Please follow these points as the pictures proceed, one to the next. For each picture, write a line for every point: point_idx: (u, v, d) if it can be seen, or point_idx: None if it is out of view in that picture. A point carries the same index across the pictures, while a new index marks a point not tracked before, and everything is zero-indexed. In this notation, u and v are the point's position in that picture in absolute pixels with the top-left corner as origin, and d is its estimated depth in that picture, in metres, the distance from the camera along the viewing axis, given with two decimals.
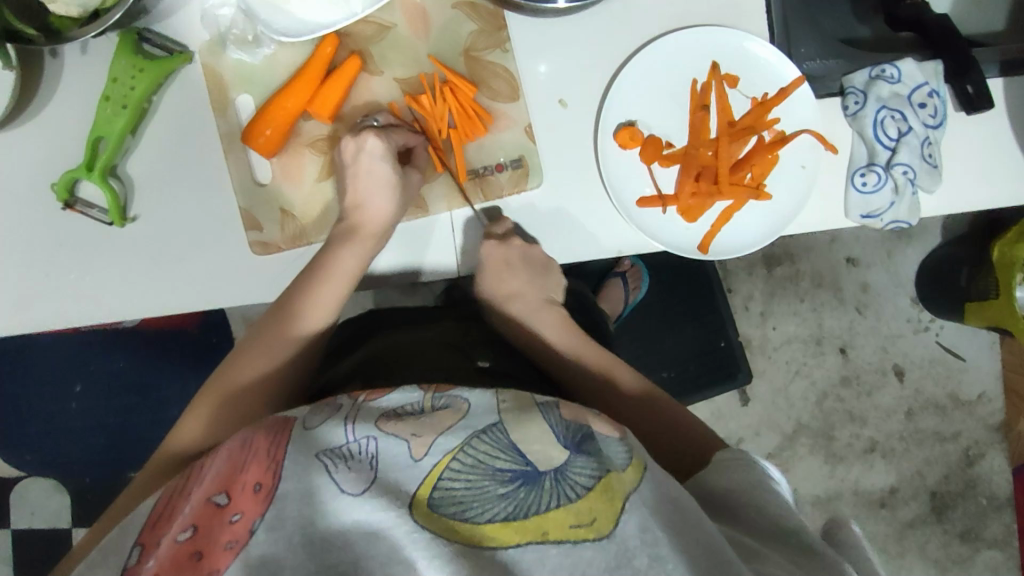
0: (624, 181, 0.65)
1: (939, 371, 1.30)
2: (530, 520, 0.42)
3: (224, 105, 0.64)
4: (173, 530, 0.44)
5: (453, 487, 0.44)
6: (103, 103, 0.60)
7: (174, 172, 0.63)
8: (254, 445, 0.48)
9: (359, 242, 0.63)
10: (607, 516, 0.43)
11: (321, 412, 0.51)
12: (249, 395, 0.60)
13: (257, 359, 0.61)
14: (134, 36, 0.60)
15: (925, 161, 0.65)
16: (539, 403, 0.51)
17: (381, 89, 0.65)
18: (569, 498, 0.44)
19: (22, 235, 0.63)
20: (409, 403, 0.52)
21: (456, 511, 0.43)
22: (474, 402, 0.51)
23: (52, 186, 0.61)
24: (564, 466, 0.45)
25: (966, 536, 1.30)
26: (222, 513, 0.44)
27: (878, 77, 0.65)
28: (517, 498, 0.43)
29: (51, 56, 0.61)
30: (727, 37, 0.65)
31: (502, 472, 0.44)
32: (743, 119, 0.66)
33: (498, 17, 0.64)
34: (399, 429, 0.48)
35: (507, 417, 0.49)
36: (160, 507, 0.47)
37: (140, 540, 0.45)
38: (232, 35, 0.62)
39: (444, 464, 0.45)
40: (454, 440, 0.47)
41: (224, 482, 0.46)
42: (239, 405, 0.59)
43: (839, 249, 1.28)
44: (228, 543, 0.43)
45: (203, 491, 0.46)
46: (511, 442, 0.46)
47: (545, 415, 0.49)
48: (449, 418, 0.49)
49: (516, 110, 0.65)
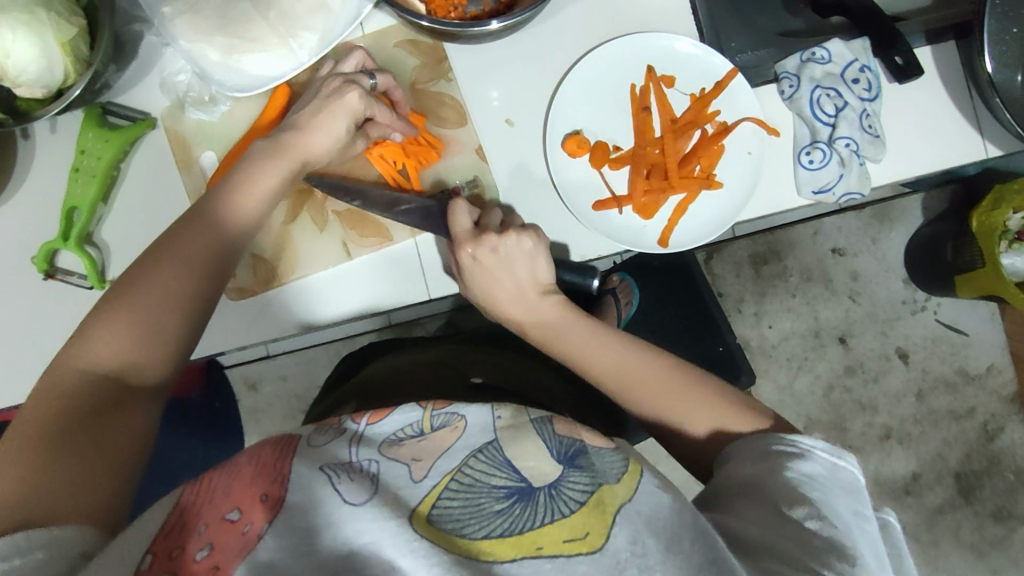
0: (579, 189, 0.67)
1: (944, 349, 1.29)
2: (524, 536, 0.42)
3: (188, 163, 0.66)
4: (188, 549, 0.40)
5: (451, 505, 0.44)
6: (73, 175, 0.63)
7: (147, 233, 0.66)
8: (260, 457, 0.47)
9: (273, 165, 0.60)
10: (599, 530, 0.43)
11: (325, 432, 0.51)
12: (172, 299, 0.53)
13: (184, 251, 0.55)
14: (99, 110, 0.64)
15: (866, 132, 0.67)
16: (533, 418, 0.51)
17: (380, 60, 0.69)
18: (563, 513, 0.43)
19: (7, 312, 0.65)
20: (409, 424, 0.51)
21: (453, 528, 0.43)
22: (472, 419, 0.50)
23: (32, 260, 0.64)
24: (558, 481, 0.45)
25: (998, 515, 1.27)
26: (234, 527, 0.42)
27: (809, 60, 0.67)
28: (512, 514, 0.43)
29: (24, 138, 0.65)
30: (657, 41, 0.68)
31: (498, 489, 0.45)
32: (684, 115, 0.68)
33: (438, 50, 0.68)
34: (400, 454, 0.48)
35: (503, 434, 0.48)
36: (167, 520, 0.42)
37: (150, 549, 0.40)
38: (189, 98, 0.66)
39: (444, 484, 0.45)
40: (452, 461, 0.47)
41: (232, 496, 0.43)
42: (158, 310, 0.53)
43: (824, 240, 1.29)
44: (239, 550, 0.40)
45: (211, 506, 0.42)
46: (506, 459, 0.46)
47: (539, 432, 0.49)
48: (449, 437, 0.49)
49: (465, 134, 0.68)
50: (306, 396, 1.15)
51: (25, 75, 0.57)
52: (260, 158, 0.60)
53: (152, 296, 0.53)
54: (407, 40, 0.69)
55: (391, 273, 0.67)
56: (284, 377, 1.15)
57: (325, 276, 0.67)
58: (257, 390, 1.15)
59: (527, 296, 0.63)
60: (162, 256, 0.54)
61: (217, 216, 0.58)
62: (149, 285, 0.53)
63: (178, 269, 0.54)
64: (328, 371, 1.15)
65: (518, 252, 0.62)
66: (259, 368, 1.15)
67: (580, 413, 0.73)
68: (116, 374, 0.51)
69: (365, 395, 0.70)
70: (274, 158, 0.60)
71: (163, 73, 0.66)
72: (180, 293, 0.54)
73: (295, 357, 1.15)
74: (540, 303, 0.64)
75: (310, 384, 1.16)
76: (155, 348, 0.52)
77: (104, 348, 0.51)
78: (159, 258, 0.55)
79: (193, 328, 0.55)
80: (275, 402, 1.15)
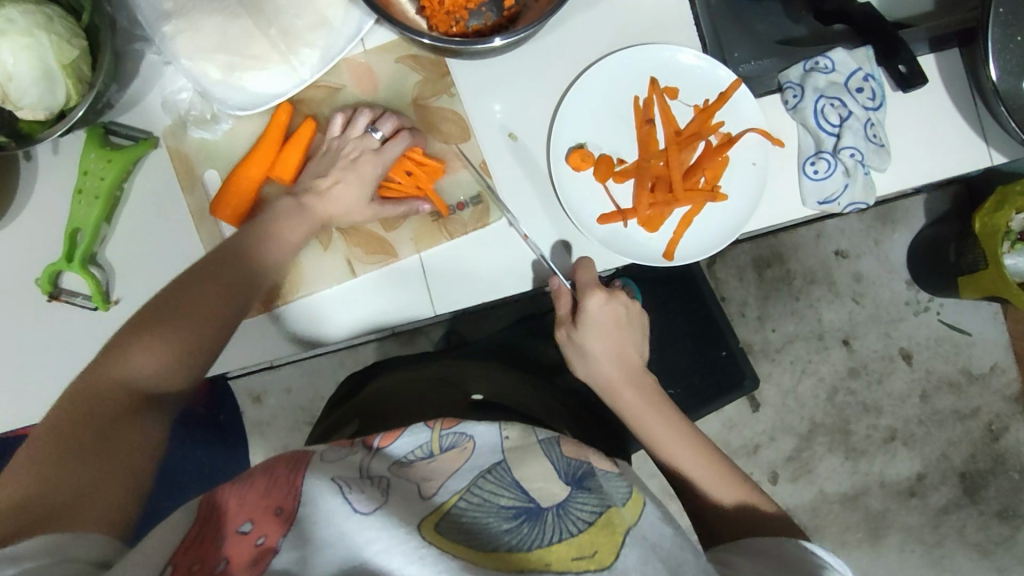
0: (583, 203, 0.67)
1: (947, 349, 1.29)
2: (533, 552, 0.42)
3: (192, 182, 0.66)
4: (204, 560, 0.40)
5: (460, 520, 0.44)
6: (76, 197, 0.63)
7: (150, 254, 0.66)
8: (274, 471, 0.47)
9: (301, 220, 0.64)
10: (608, 549, 0.44)
11: (337, 449, 0.51)
12: (198, 326, 0.56)
13: (218, 281, 0.58)
14: (100, 130, 0.64)
15: (870, 141, 0.67)
16: (540, 440, 0.53)
17: (383, 75, 0.69)
18: (571, 532, 0.44)
19: (12, 334, 0.65)
20: (420, 445, 0.52)
21: (463, 539, 0.42)
22: (480, 441, 0.51)
23: (36, 281, 0.64)
24: (565, 502, 0.46)
25: (1004, 515, 1.28)
26: (248, 538, 0.42)
27: (812, 70, 0.67)
28: (521, 532, 0.43)
29: (26, 160, 0.64)
30: (660, 53, 0.67)
31: (506, 508, 0.45)
32: (688, 127, 0.68)
33: (440, 64, 0.68)
34: (409, 474, 0.48)
35: (510, 456, 0.50)
36: (189, 532, 0.42)
37: (170, 561, 0.40)
38: (191, 117, 0.66)
39: (453, 502, 0.45)
40: (460, 482, 0.47)
41: (248, 510, 0.43)
42: (181, 332, 0.55)
43: (826, 242, 1.28)
44: (250, 560, 0.40)
45: (226, 521, 0.43)
46: (514, 480, 0.47)
47: (546, 452, 0.51)
48: (457, 460, 0.50)
49: (468, 149, 0.68)
50: (310, 407, 1.15)
51: (27, 98, 0.57)
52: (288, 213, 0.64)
53: (179, 321, 0.55)
54: (409, 55, 0.68)
55: (394, 287, 0.67)
56: (288, 388, 1.15)
57: (335, 292, 0.67)
58: (261, 402, 1.15)
59: (627, 358, 0.67)
60: (194, 284, 0.57)
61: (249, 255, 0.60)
62: (180, 308, 0.56)
63: (208, 297, 0.57)
64: (332, 380, 1.15)
65: (631, 318, 0.67)
66: (263, 380, 1.15)
67: (580, 427, 0.74)
68: (131, 388, 0.52)
69: (369, 415, 0.69)
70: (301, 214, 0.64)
71: (164, 92, 0.66)
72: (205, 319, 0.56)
73: (298, 367, 1.15)
74: (635, 366, 0.67)
75: (313, 395, 1.15)
76: (171, 374, 0.54)
77: (129, 364, 0.53)
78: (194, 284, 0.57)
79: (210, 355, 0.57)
80: (279, 413, 1.15)
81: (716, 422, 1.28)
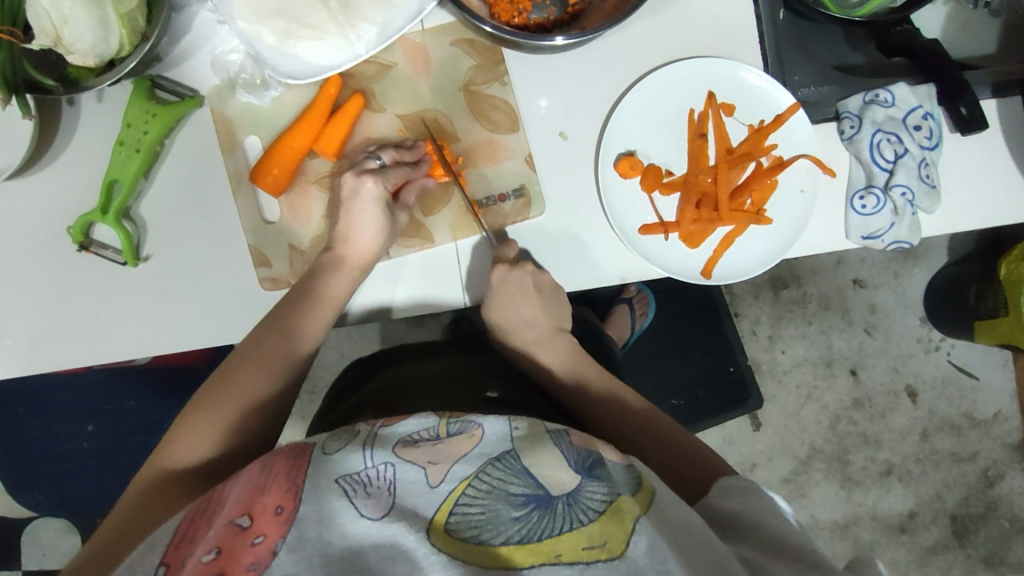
0: (626, 211, 0.66)
1: (953, 391, 1.28)
2: (542, 543, 0.42)
3: (232, 146, 0.66)
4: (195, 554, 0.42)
5: (468, 512, 0.44)
6: (117, 148, 0.61)
7: (182, 215, 0.65)
8: (274, 469, 0.47)
9: (348, 269, 0.64)
10: (619, 537, 0.43)
11: (339, 438, 0.51)
12: (245, 405, 0.60)
13: (262, 353, 0.61)
14: (147, 83, 0.62)
15: (923, 182, 0.66)
16: (549, 431, 0.52)
17: (436, 52, 0.67)
18: (582, 521, 0.43)
19: (37, 277, 0.64)
20: (425, 428, 0.51)
21: (471, 535, 0.43)
22: (488, 430, 0.50)
23: (67, 230, 0.63)
24: (577, 491, 0.45)
25: (989, 561, 1.28)
26: (243, 535, 0.42)
27: (872, 102, 0.66)
28: (530, 521, 0.43)
29: (69, 105, 0.63)
30: (723, 68, 0.66)
31: (516, 496, 0.45)
32: (741, 146, 0.67)
33: (495, 52, 0.67)
34: (416, 456, 0.48)
35: (520, 443, 0.49)
36: (176, 535, 0.45)
37: (162, 561, 0.43)
38: (241, 80, 0.65)
39: (460, 491, 0.45)
40: (469, 467, 0.47)
41: (246, 505, 0.44)
42: (233, 410, 0.59)
43: (846, 270, 1.28)
44: (250, 563, 0.40)
45: (223, 515, 0.44)
46: (524, 468, 0.47)
47: (556, 441, 0.50)
48: (465, 444, 0.49)
49: (516, 141, 0.67)
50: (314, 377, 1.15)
51: (80, 44, 0.55)
52: (329, 266, 0.64)
53: (229, 397, 0.60)
54: (465, 39, 0.67)
55: (422, 273, 0.67)
56: None
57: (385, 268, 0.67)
58: None
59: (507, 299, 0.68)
60: (241, 358, 0.61)
61: (291, 322, 0.63)
62: (231, 385, 0.60)
63: (256, 369, 0.61)
64: (335, 352, 1.15)
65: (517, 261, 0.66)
66: None
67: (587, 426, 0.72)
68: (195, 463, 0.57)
69: (378, 403, 0.68)
70: (341, 266, 0.64)
71: (215, 51, 0.65)
72: (252, 391, 0.61)
73: None
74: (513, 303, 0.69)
75: (318, 364, 1.15)
76: (220, 445, 0.58)
77: (184, 442, 0.57)
78: (241, 358, 0.61)
79: (255, 418, 0.60)
80: None
81: (716, 437, 1.27)
